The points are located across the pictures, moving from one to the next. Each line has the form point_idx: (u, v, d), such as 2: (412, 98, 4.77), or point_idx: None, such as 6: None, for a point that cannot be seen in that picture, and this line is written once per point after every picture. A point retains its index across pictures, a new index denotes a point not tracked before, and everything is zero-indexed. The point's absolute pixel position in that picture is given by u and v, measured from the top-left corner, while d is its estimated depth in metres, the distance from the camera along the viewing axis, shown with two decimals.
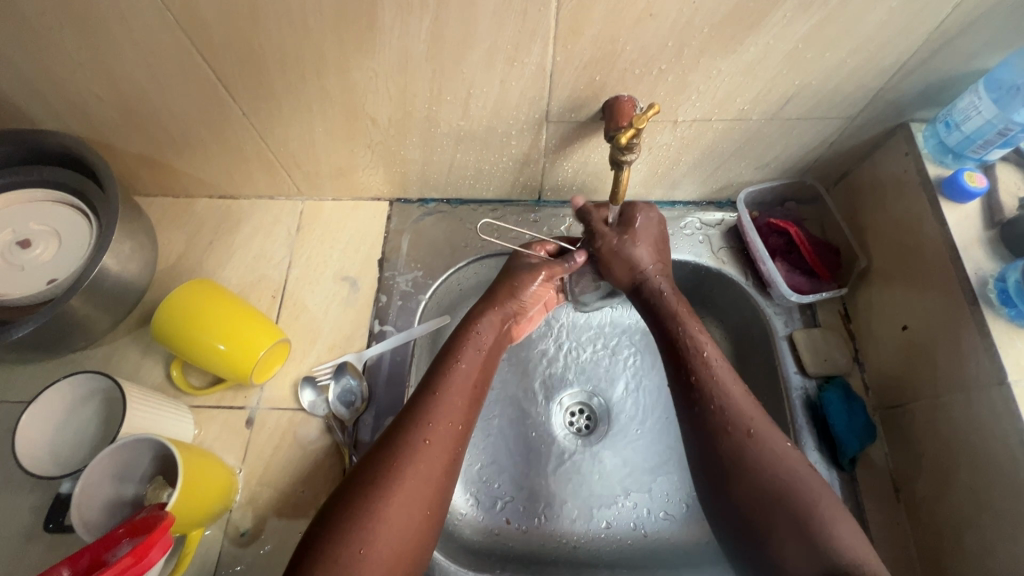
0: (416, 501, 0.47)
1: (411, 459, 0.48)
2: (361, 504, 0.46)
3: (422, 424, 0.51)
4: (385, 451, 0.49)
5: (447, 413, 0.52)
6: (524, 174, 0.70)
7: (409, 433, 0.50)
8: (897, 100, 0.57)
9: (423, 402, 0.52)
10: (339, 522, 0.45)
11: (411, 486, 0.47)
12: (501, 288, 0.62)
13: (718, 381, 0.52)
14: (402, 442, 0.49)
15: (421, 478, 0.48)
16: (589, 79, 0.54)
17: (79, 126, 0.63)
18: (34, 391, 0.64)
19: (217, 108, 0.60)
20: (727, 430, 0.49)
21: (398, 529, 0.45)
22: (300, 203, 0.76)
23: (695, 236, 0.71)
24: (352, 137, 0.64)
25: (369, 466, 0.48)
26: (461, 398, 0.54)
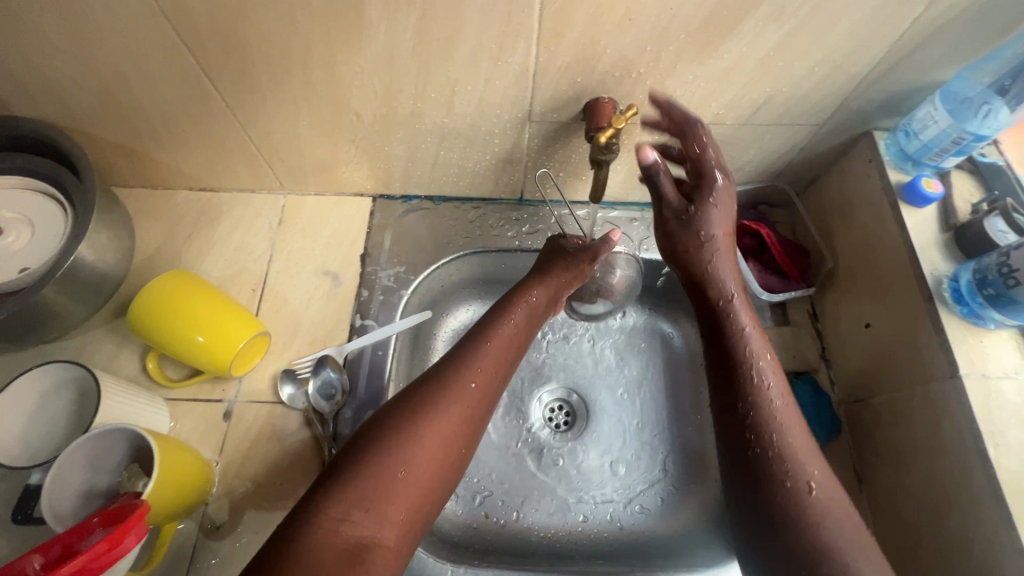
0: (451, 437, 0.49)
1: (456, 397, 0.51)
2: (404, 424, 0.48)
3: (465, 365, 0.53)
4: (431, 384, 0.51)
5: (489, 360, 0.55)
6: (506, 173, 0.71)
7: (455, 372, 0.53)
8: (861, 109, 0.60)
9: (472, 347, 0.55)
10: (381, 439, 0.47)
11: (450, 424, 0.50)
12: (550, 264, 0.65)
13: (771, 406, 0.51)
14: (449, 379, 0.52)
15: (461, 414, 0.51)
16: (571, 79, 0.56)
17: (56, 113, 0.62)
18: (1, 382, 0.62)
19: (200, 98, 0.60)
20: (788, 483, 0.47)
21: (433, 457, 0.48)
22: (282, 197, 0.76)
23: None
24: (336, 132, 0.64)
25: (418, 391, 0.51)
26: (507, 350, 0.57)
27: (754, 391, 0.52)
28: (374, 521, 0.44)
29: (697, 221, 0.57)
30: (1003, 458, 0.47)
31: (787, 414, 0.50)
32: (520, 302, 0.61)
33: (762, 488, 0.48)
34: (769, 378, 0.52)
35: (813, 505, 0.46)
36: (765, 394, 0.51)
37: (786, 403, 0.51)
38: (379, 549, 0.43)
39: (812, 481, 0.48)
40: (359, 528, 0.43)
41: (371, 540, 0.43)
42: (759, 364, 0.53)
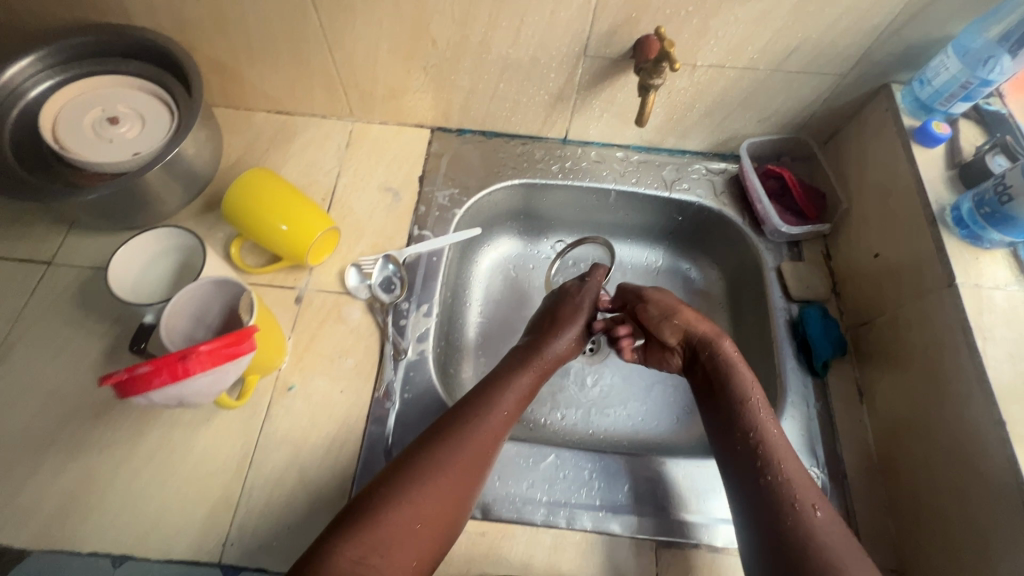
0: (460, 495, 0.54)
1: (466, 463, 0.55)
2: (419, 482, 0.52)
3: (484, 417, 0.58)
4: (455, 430, 0.56)
5: (507, 408, 0.60)
6: (556, 110, 0.79)
7: (468, 432, 0.56)
8: (881, 61, 0.67)
9: (491, 395, 0.61)
10: (404, 481, 0.52)
11: (460, 486, 0.54)
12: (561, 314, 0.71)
13: (770, 436, 0.57)
14: (469, 426, 0.57)
15: (468, 478, 0.55)
16: (626, 14, 0.63)
17: (169, 25, 0.70)
18: (106, 257, 0.71)
19: (298, 18, 0.68)
20: (795, 506, 0.52)
21: (443, 513, 0.52)
22: (351, 124, 0.85)
23: (700, 180, 0.83)
24: (412, 58, 0.72)
25: (435, 438, 0.56)
26: (521, 399, 0.63)
27: (754, 425, 0.58)
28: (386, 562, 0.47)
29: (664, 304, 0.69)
30: (989, 349, 0.54)
31: (789, 451, 0.56)
32: (524, 364, 0.65)
33: (774, 507, 0.53)
34: (752, 396, 0.60)
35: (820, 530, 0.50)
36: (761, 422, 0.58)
37: (783, 436, 0.58)
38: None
39: (816, 505, 0.52)
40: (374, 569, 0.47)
41: None
42: (751, 399, 0.60)
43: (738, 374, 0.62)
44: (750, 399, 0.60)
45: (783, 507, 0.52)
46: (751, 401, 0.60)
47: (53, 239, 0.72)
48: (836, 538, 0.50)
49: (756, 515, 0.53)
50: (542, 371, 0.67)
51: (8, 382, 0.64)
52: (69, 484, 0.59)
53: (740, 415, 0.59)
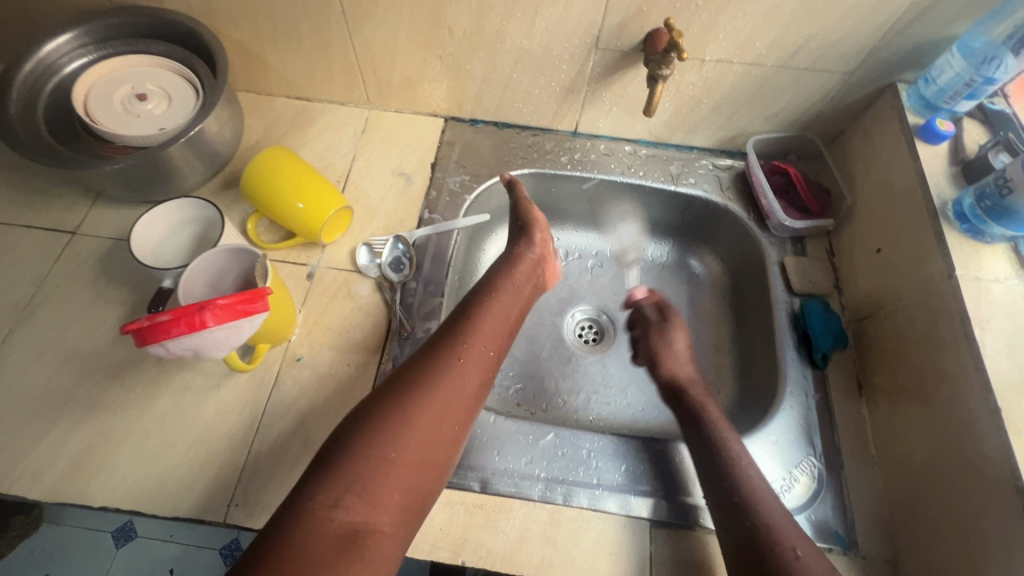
0: (435, 427, 0.50)
1: (439, 394, 0.52)
2: (392, 415, 0.49)
3: (454, 346, 0.57)
4: (422, 365, 0.54)
5: (479, 338, 0.59)
6: (567, 102, 0.81)
7: (441, 363, 0.55)
8: (887, 60, 0.69)
9: (460, 328, 0.59)
10: (373, 417, 0.49)
11: (437, 420, 0.51)
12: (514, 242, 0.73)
13: (749, 478, 0.57)
14: (437, 359, 0.55)
15: (445, 409, 0.52)
16: (638, 7, 0.65)
17: (199, 9, 0.74)
18: (127, 228, 0.74)
19: (322, 4, 0.70)
20: (771, 548, 0.51)
21: (421, 446, 0.49)
22: (367, 111, 0.87)
23: (707, 176, 0.85)
24: (429, 47, 0.75)
25: (405, 374, 0.53)
26: (492, 328, 0.61)
27: (732, 470, 0.58)
28: (365, 505, 0.43)
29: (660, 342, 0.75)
30: (987, 340, 0.54)
31: (764, 487, 0.56)
32: (495, 296, 0.65)
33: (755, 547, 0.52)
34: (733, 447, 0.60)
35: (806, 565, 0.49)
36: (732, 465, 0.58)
37: (761, 479, 0.57)
38: (375, 533, 0.43)
39: (796, 548, 0.51)
40: (352, 513, 0.43)
41: (365, 524, 0.43)
42: (733, 446, 0.60)
43: (716, 424, 0.63)
44: (728, 443, 0.60)
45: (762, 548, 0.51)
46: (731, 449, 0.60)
47: (79, 210, 0.75)
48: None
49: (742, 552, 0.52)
50: (513, 299, 0.66)
51: (31, 343, 0.66)
52: (84, 441, 0.61)
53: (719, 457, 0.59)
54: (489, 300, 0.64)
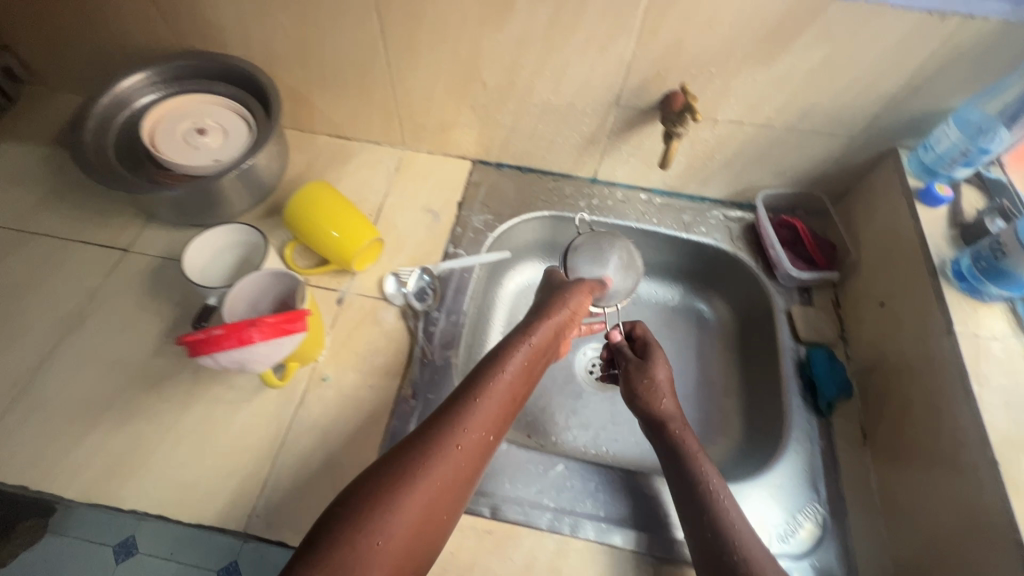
0: (423, 515, 0.48)
1: (450, 455, 0.52)
2: (397, 477, 0.49)
3: (453, 426, 0.53)
4: (418, 445, 0.51)
5: (480, 420, 0.55)
6: (587, 151, 0.87)
7: (438, 445, 0.52)
8: (888, 126, 0.73)
9: (462, 404, 0.55)
10: (360, 504, 0.46)
11: (445, 483, 0.50)
12: (551, 304, 0.68)
13: (742, 535, 0.56)
14: (435, 441, 0.52)
15: (453, 470, 0.51)
16: (657, 71, 0.71)
17: (258, 56, 0.82)
18: (174, 248, 0.80)
19: (369, 57, 0.78)
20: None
21: (406, 536, 0.47)
22: (400, 151, 0.94)
23: (718, 226, 0.89)
24: (463, 97, 0.82)
25: (400, 453, 0.51)
26: (495, 405, 0.57)
27: (724, 519, 0.57)
28: None
29: (643, 383, 0.67)
30: (984, 396, 0.57)
31: (755, 538, 0.56)
32: (508, 364, 0.60)
33: None
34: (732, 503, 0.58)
35: None
36: (730, 517, 0.57)
37: (754, 535, 0.57)
38: None
39: None
40: None
41: None
42: (712, 483, 0.59)
43: (702, 463, 0.61)
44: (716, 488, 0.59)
45: None
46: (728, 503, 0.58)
47: (131, 229, 0.81)
48: None
49: None
50: (526, 371, 0.61)
51: (77, 351, 0.71)
52: (120, 445, 0.65)
53: (711, 509, 0.58)
54: (513, 349, 0.61)
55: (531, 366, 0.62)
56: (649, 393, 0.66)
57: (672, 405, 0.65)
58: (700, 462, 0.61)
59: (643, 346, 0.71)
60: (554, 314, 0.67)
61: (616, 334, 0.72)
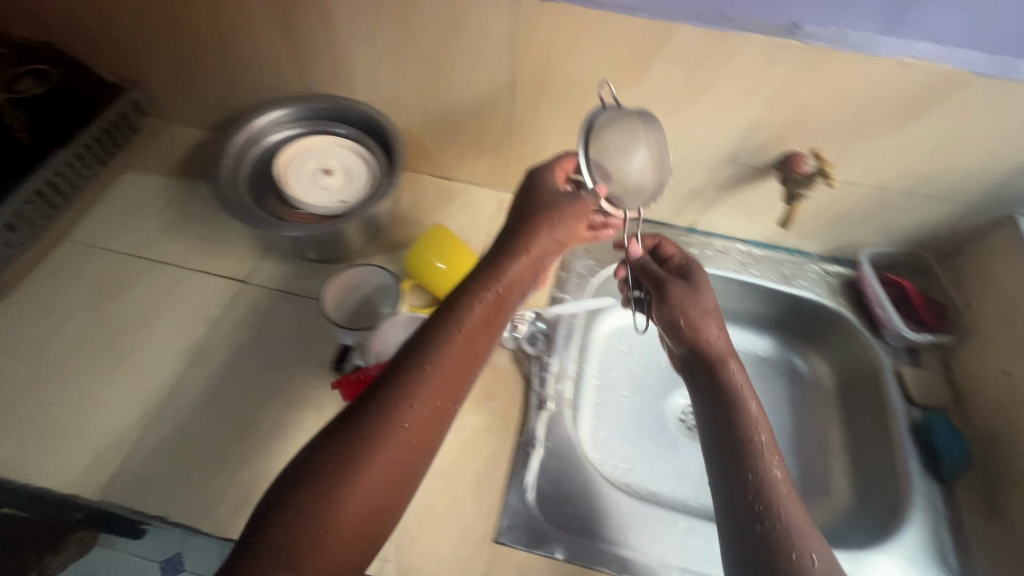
0: (391, 471, 0.48)
1: (388, 431, 0.49)
2: (348, 458, 0.47)
3: (404, 386, 0.51)
4: (370, 402, 0.50)
5: (441, 375, 0.53)
6: (691, 203, 0.88)
7: (397, 400, 0.51)
8: (1010, 194, 0.74)
9: (420, 359, 0.53)
10: (322, 463, 0.47)
11: (393, 458, 0.49)
12: (515, 242, 0.63)
13: (774, 500, 0.54)
14: (388, 399, 0.51)
15: (404, 443, 0.49)
16: (779, 133, 0.73)
17: (381, 102, 0.85)
18: (291, 283, 0.83)
19: (491, 107, 0.81)
20: (793, 555, 0.50)
21: (374, 494, 0.47)
22: (501, 193, 0.96)
23: (818, 280, 0.90)
24: (576, 147, 0.84)
25: (365, 411, 0.50)
26: (451, 356, 0.54)
27: (760, 483, 0.55)
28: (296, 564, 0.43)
29: (681, 303, 0.67)
30: None
31: (790, 501, 0.54)
32: (473, 312, 0.57)
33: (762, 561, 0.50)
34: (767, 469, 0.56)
35: None
36: (759, 482, 0.55)
37: (798, 506, 0.54)
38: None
39: (815, 554, 0.50)
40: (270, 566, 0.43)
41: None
42: (761, 438, 0.58)
43: (752, 422, 0.60)
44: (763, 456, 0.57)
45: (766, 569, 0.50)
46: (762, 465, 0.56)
47: (250, 262, 0.84)
48: None
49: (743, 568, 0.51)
50: (489, 319, 0.58)
51: (205, 382, 0.73)
52: (249, 478, 0.66)
53: (743, 465, 0.57)
54: (474, 298, 0.58)
55: (497, 316, 0.59)
56: (689, 322, 0.66)
57: (722, 338, 0.66)
58: (750, 416, 0.60)
59: (685, 275, 0.71)
60: (530, 251, 0.63)
61: (637, 247, 0.72)
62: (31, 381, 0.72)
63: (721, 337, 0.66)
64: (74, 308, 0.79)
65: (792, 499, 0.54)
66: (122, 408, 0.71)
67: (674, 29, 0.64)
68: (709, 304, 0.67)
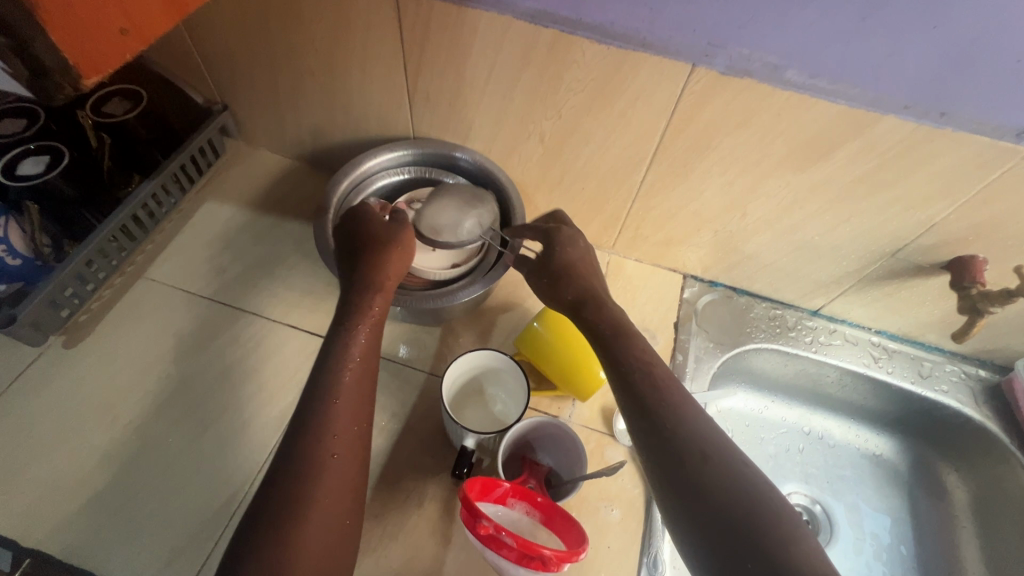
0: (344, 495, 0.49)
1: (323, 478, 0.48)
2: (284, 509, 0.46)
3: (328, 399, 0.52)
4: (311, 427, 0.50)
5: (350, 385, 0.54)
6: (826, 289, 0.80)
7: (319, 417, 0.51)
8: None
9: (337, 373, 0.54)
10: (280, 505, 0.46)
11: (335, 489, 0.48)
12: (387, 251, 0.64)
13: (666, 421, 0.48)
14: (321, 422, 0.50)
15: (341, 475, 0.49)
16: (961, 237, 0.64)
17: (497, 155, 0.78)
18: (386, 348, 0.75)
19: (624, 173, 0.73)
20: (684, 453, 0.46)
21: (330, 520, 0.47)
22: (608, 255, 0.88)
23: (959, 383, 0.81)
24: (709, 222, 0.76)
25: (307, 438, 0.49)
26: (355, 368, 0.55)
27: (658, 405, 0.49)
28: None
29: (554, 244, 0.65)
30: None
31: (690, 408, 0.49)
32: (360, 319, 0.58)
33: (683, 482, 0.45)
34: (663, 383, 0.51)
35: (727, 489, 0.43)
36: (662, 404, 0.49)
37: (686, 398, 0.50)
38: None
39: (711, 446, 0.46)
40: None
41: None
42: (640, 353, 0.54)
43: (622, 338, 0.55)
44: (640, 371, 0.52)
45: (693, 487, 0.44)
46: (655, 377, 0.51)
47: None
48: (748, 510, 0.42)
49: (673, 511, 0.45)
50: (376, 323, 0.59)
51: None
52: None
53: (638, 393, 0.51)
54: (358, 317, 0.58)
55: (378, 319, 0.59)
56: (563, 275, 0.63)
57: (589, 278, 0.62)
58: (622, 334, 0.56)
59: (548, 237, 0.66)
60: (384, 252, 0.63)
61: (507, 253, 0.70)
62: (107, 446, 0.65)
63: (585, 255, 0.64)
64: (153, 360, 0.72)
65: (689, 403, 0.50)
66: (205, 487, 0.64)
67: (875, 120, 0.56)
68: (582, 243, 0.65)
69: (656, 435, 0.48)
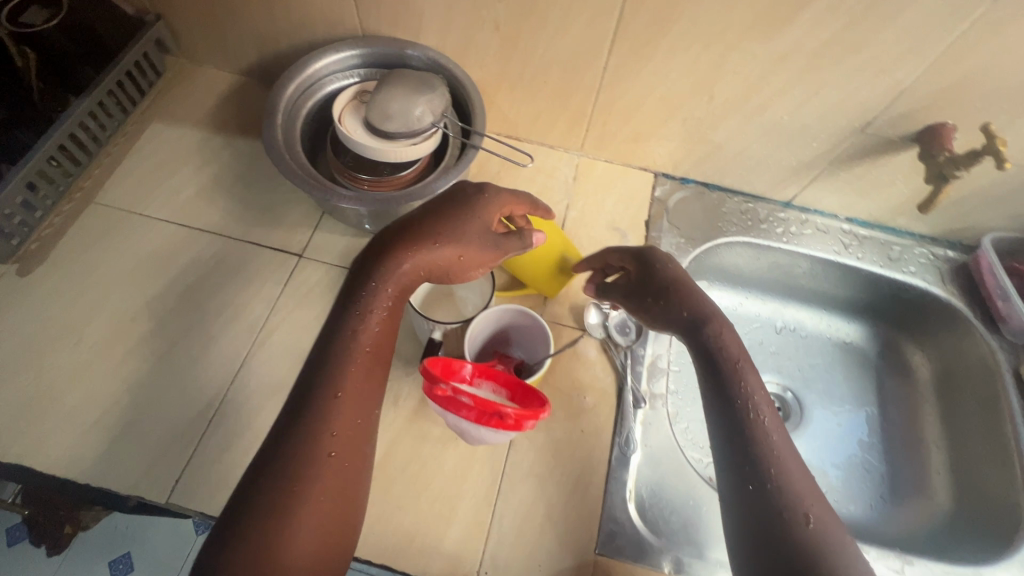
0: (347, 478, 0.46)
1: (320, 468, 0.44)
2: (279, 484, 0.43)
3: (328, 386, 0.47)
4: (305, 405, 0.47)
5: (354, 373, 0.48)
6: (796, 175, 0.79)
7: (317, 401, 0.47)
8: None
9: (338, 358, 0.48)
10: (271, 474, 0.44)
11: (336, 472, 0.45)
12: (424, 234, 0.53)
13: (769, 469, 0.47)
14: (320, 408, 0.46)
15: (341, 473, 0.45)
16: (929, 103, 0.63)
17: (453, 49, 0.73)
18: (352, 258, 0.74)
19: (587, 60, 0.69)
20: (785, 511, 0.45)
21: (330, 501, 0.44)
22: (577, 158, 0.86)
23: (929, 267, 0.82)
24: (677, 110, 0.73)
25: (300, 418, 0.46)
26: (361, 359, 0.49)
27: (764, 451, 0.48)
28: None
29: (656, 270, 0.59)
30: None
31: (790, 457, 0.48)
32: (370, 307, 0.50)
33: (773, 529, 0.44)
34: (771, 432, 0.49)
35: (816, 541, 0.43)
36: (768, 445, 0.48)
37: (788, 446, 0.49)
38: None
39: (810, 513, 0.45)
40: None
41: None
42: (754, 396, 0.51)
43: (747, 375, 0.52)
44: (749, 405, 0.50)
45: (780, 533, 0.44)
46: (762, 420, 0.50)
47: (301, 233, 0.75)
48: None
49: (749, 543, 0.45)
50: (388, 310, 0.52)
51: (264, 369, 0.66)
52: None
53: (748, 432, 0.49)
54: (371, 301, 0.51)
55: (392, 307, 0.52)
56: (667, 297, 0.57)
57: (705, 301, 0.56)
58: (739, 367, 0.53)
59: (643, 265, 0.61)
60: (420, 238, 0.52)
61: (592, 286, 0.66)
62: (76, 366, 0.65)
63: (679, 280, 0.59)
64: (111, 284, 0.70)
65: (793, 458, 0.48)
66: (178, 401, 0.64)
67: None
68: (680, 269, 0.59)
69: (759, 474, 0.47)
